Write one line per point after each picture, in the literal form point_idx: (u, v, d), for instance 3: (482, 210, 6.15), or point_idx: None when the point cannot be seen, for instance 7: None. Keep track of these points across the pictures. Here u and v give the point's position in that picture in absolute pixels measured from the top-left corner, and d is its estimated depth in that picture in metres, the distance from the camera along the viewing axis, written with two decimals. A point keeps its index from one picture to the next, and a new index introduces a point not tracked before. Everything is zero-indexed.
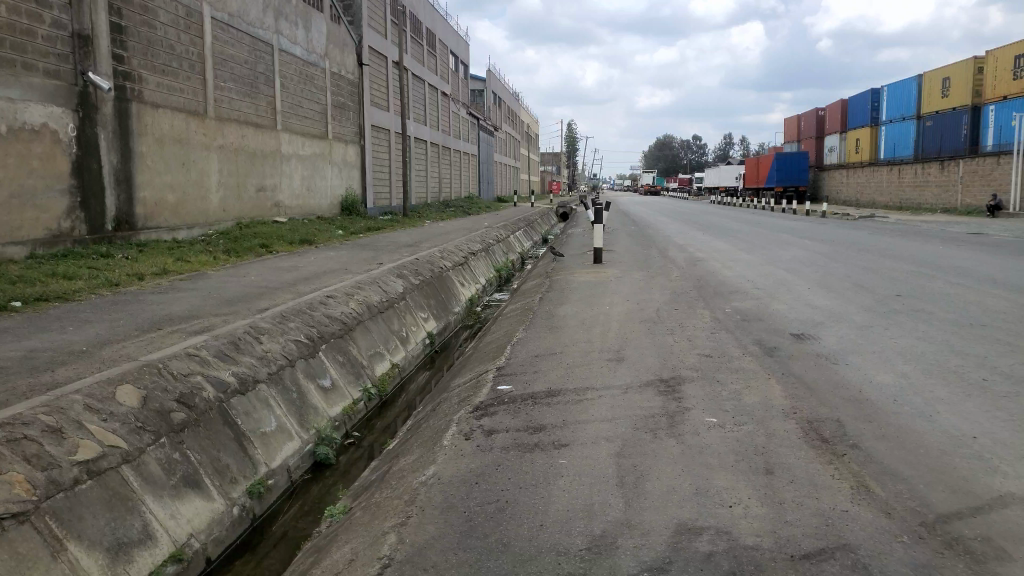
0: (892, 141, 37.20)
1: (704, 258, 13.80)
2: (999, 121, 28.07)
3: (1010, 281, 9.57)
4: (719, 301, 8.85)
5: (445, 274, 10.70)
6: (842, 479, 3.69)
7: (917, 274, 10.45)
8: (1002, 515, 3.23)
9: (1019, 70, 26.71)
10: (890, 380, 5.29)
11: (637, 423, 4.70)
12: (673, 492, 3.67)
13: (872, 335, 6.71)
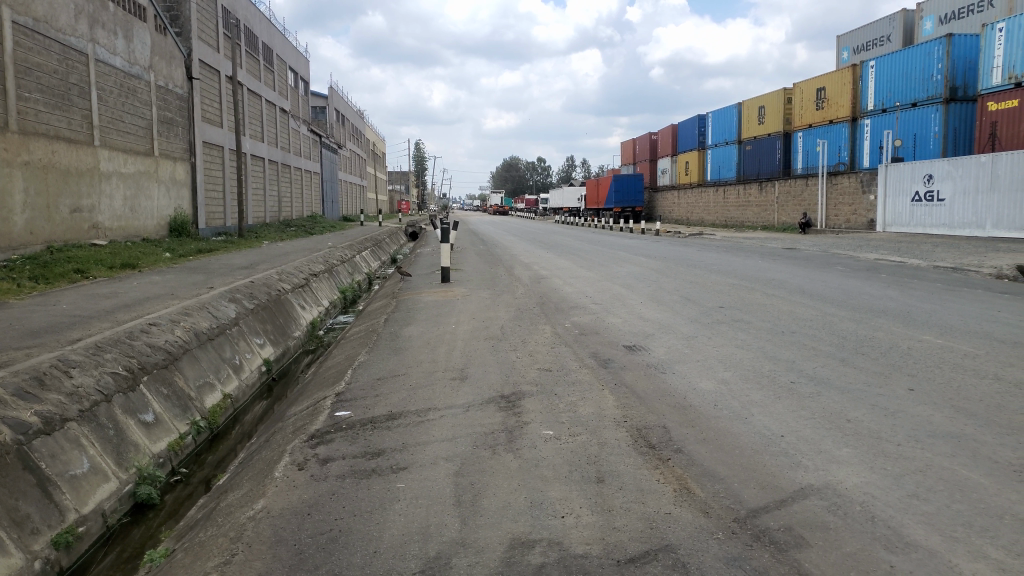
0: (717, 164, 40.11)
1: (546, 276, 14.21)
2: (806, 146, 30.94)
3: (816, 292, 10.54)
4: (558, 317, 9.12)
5: (283, 297, 10.29)
6: (667, 483, 3.88)
7: (739, 287, 11.27)
8: (802, 505, 3.52)
9: (821, 101, 29.54)
10: (711, 386, 5.66)
11: (476, 440, 4.72)
12: (508, 506, 3.70)
13: (696, 344, 7.16)
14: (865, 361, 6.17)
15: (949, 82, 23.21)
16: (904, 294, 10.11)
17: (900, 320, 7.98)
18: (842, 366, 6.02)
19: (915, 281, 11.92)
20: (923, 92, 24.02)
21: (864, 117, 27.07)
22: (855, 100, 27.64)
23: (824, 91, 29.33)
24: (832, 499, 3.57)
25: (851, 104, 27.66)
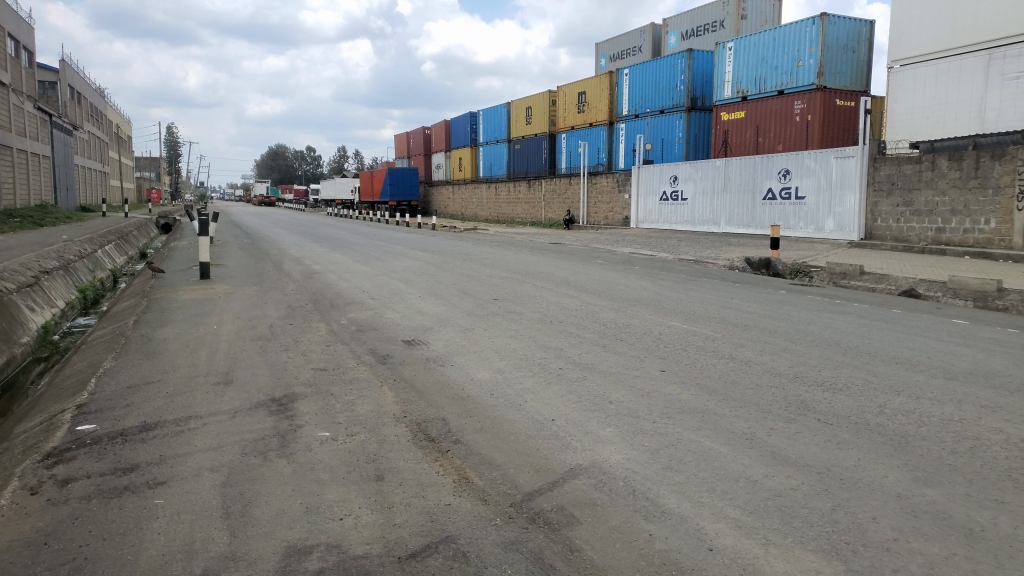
0: (488, 161, 41.35)
1: (319, 270, 13.76)
2: (569, 147, 32.90)
3: (581, 284, 11.23)
4: (333, 313, 8.85)
5: (6, 298, 8.92)
6: (446, 475, 3.91)
7: (510, 280, 11.70)
8: (573, 485, 3.72)
9: (582, 105, 31.60)
10: (487, 376, 5.81)
11: (245, 447, 4.43)
12: (283, 514, 3.51)
13: (472, 336, 7.32)
14: (624, 346, 6.68)
15: (690, 93, 25.85)
16: (654, 285, 11.09)
17: (652, 308, 8.75)
18: (605, 352, 6.47)
19: (665, 272, 13.10)
20: (669, 101, 26.55)
21: (619, 122, 29.36)
22: (612, 105, 29.89)
23: (584, 95, 31.40)
24: (599, 476, 3.81)
25: (608, 109, 29.86)
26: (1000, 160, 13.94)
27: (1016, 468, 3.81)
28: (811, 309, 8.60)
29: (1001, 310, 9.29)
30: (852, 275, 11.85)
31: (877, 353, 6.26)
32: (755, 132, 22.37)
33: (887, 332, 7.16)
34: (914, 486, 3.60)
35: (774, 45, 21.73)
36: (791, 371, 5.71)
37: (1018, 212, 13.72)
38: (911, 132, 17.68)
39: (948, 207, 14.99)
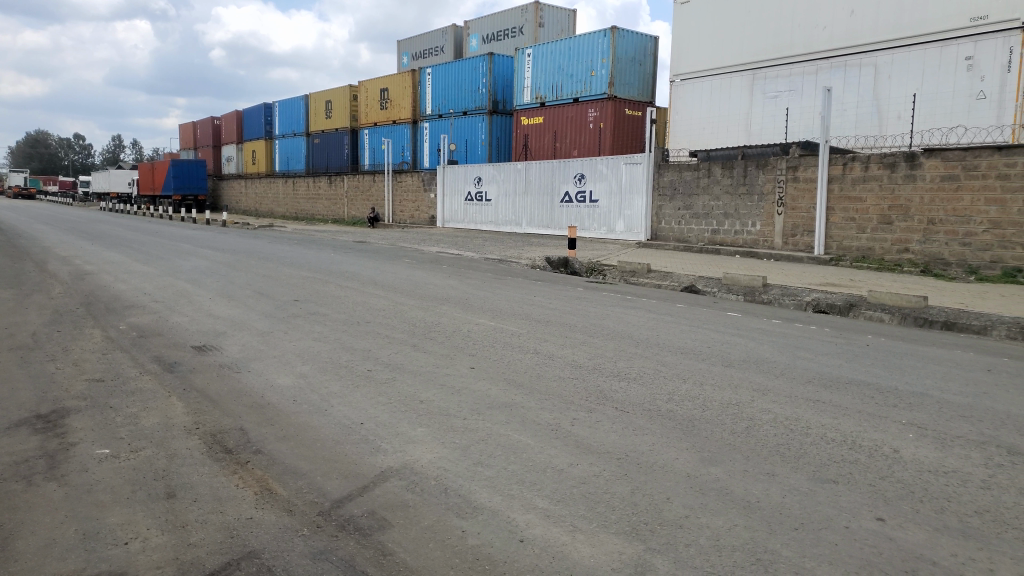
0: (286, 155, 39.65)
1: (92, 271, 12.38)
2: (371, 144, 32.40)
3: (387, 283, 11.06)
4: (110, 319, 7.99)
5: None
6: (246, 487, 3.66)
7: (313, 280, 11.29)
8: (383, 488, 3.64)
9: (385, 102, 31.27)
10: (290, 382, 5.53)
11: (3, 473, 3.86)
12: (54, 544, 3.11)
13: (272, 340, 6.95)
14: (433, 345, 6.67)
15: (491, 96, 26.46)
16: (460, 284, 11.21)
17: (458, 306, 8.84)
18: (413, 351, 6.43)
19: (470, 271, 13.30)
20: (471, 102, 27.02)
21: (422, 121, 29.41)
22: (415, 103, 29.88)
23: (387, 92, 31.10)
24: (410, 477, 3.76)
25: (411, 107, 29.82)
26: (764, 169, 15.66)
27: (782, 443, 4.29)
28: (607, 305, 9.12)
29: (766, 302, 10.47)
30: (641, 273, 12.71)
31: (666, 344, 6.77)
32: (552, 137, 23.37)
33: (673, 324, 7.79)
34: (700, 465, 3.93)
35: (570, 54, 22.85)
36: (590, 363, 6.01)
37: (778, 216, 15.51)
38: (690, 141, 19.51)
39: (721, 211, 16.61)
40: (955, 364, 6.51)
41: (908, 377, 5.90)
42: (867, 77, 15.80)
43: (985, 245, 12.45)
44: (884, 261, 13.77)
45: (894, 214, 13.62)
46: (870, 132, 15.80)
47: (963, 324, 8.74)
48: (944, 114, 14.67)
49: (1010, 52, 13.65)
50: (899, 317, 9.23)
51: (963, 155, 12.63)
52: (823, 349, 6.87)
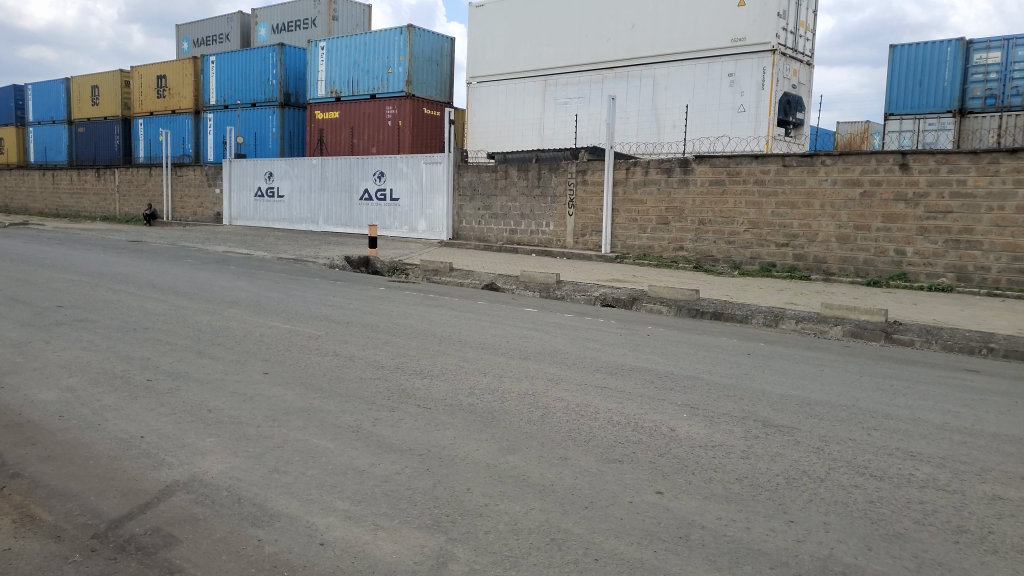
0: (43, 144, 35.33)
1: None
2: (147, 134, 29.79)
3: (169, 286, 10.24)
4: None
5: None
6: (3, 516, 3.25)
7: (80, 284, 10.16)
8: (168, 503, 3.40)
9: (162, 90, 28.89)
10: (54, 397, 4.97)
11: None
12: None
13: (31, 351, 6.18)
14: (222, 351, 6.29)
15: (283, 88, 25.41)
16: (252, 285, 10.66)
17: (251, 309, 8.40)
18: (200, 358, 6.02)
19: (262, 272, 12.70)
20: (260, 94, 25.76)
21: (206, 111, 27.57)
22: (198, 93, 27.93)
23: (164, 79, 28.75)
24: (199, 490, 3.54)
25: (193, 96, 27.84)
26: (556, 172, 16.45)
27: (574, 428, 4.56)
28: (408, 304, 9.13)
29: (560, 297, 11.01)
30: (443, 271, 12.84)
31: (466, 341, 6.90)
32: (349, 134, 22.93)
33: (473, 321, 7.97)
34: (498, 455, 4.07)
35: (366, 50, 22.52)
36: (391, 362, 5.98)
37: (569, 217, 16.36)
38: (487, 143, 20.02)
39: (518, 212, 17.22)
40: (721, 349, 7.27)
41: (682, 362, 6.51)
42: (646, 88, 17.14)
43: (746, 243, 14.01)
44: (662, 259, 15.02)
45: (670, 215, 14.89)
46: (649, 139, 17.14)
47: (729, 313, 9.77)
48: (711, 125, 16.27)
49: (764, 71, 15.47)
50: (676, 308, 10.11)
51: (727, 162, 14.08)
52: (610, 340, 7.37)
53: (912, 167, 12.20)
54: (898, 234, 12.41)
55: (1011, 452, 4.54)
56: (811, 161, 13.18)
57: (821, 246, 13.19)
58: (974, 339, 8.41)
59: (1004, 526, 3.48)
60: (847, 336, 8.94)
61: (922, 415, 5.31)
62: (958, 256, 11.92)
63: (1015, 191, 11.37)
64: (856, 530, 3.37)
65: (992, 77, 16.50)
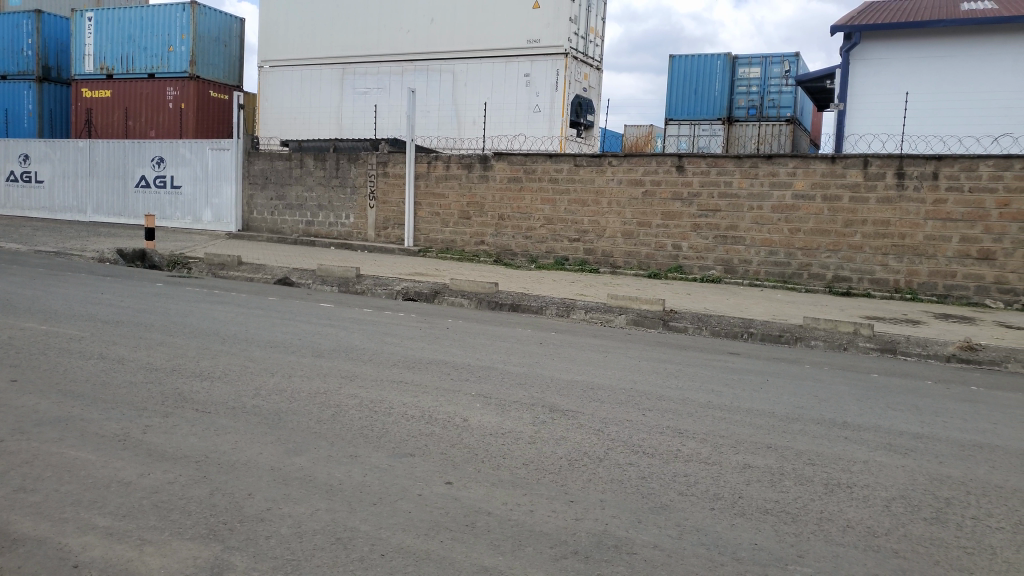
0: None
1: None
2: None
3: None
4: None
5: None
6: None
7: None
8: None
9: None
10: None
11: None
12: None
13: None
14: None
15: (40, 61, 22.67)
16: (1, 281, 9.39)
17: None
18: None
19: (16, 266, 11.25)
20: (13, 66, 22.80)
21: None
22: None
23: None
24: None
25: None
26: (355, 163, 16.13)
27: (366, 425, 4.48)
28: (191, 301, 8.52)
29: (359, 292, 10.80)
30: (231, 265, 12.12)
31: (254, 339, 6.56)
32: (123, 115, 20.95)
33: (263, 318, 7.61)
34: (284, 457, 3.91)
35: (141, 24, 20.65)
36: (168, 364, 5.55)
37: (370, 209, 16.12)
38: (281, 131, 19.17)
39: (315, 203, 16.67)
40: (516, 340, 7.51)
41: (477, 354, 6.64)
42: (446, 82, 17.27)
43: (541, 238, 14.60)
44: (464, 253, 15.27)
45: (471, 210, 15.15)
46: (449, 134, 17.31)
47: (525, 305, 10.11)
48: (509, 123, 16.75)
49: (557, 73, 16.17)
50: (476, 301, 10.30)
51: (524, 160, 14.56)
52: (408, 333, 7.35)
53: (687, 169, 13.34)
54: (675, 231, 13.52)
55: (760, 424, 5.12)
56: (600, 161, 13.98)
57: (608, 241, 14.06)
58: (738, 325, 9.37)
59: (752, 490, 3.92)
60: (630, 324, 9.61)
61: (690, 395, 5.82)
62: (725, 251, 13.22)
63: (770, 193, 12.80)
64: (629, 504, 3.63)
65: (754, 89, 18.55)
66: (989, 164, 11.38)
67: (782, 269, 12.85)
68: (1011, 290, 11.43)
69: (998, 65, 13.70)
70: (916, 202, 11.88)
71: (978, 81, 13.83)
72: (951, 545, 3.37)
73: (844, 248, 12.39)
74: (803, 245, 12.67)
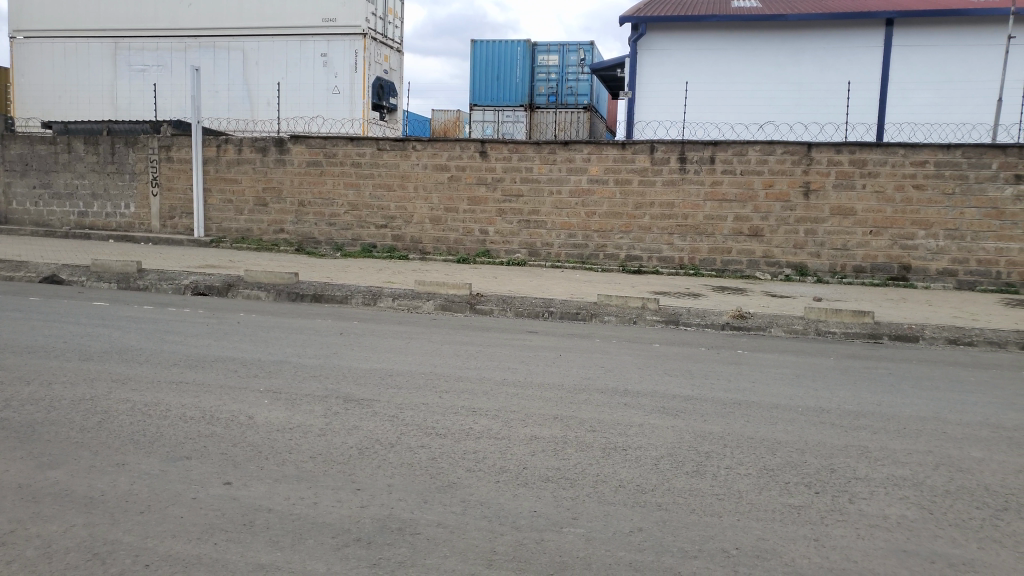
0: None
1: None
2: None
3: None
4: None
5: None
6: None
7: None
8: None
9: None
10: None
11: None
12: None
13: None
14: None
15: None
16: None
17: None
18: None
19: None
20: None
21: None
22: None
23: None
24: None
25: None
26: (134, 147, 14.84)
27: (137, 430, 4.17)
28: None
29: (143, 288, 9.98)
30: None
31: (6, 345, 5.86)
32: None
33: (19, 321, 6.82)
34: (35, 472, 3.54)
35: None
36: None
37: (153, 197, 14.93)
38: (44, 112, 17.32)
39: (88, 191, 15.17)
40: (314, 331, 7.31)
41: (270, 348, 6.38)
42: (235, 61, 16.35)
43: (345, 224, 14.29)
44: (262, 242, 14.60)
45: (268, 196, 14.50)
46: (242, 116, 16.45)
47: (329, 295, 9.86)
48: (306, 105, 16.18)
49: (355, 55, 15.80)
50: (275, 293, 9.89)
51: (324, 144, 14.14)
52: (195, 330, 6.91)
53: (489, 154, 13.60)
54: (480, 215, 13.78)
55: (550, 397, 5.37)
56: (402, 146, 13.89)
57: (415, 226, 14.06)
58: (539, 304, 9.75)
59: (536, 460, 4.10)
60: (437, 309, 9.68)
61: (487, 374, 5.99)
62: (528, 234, 13.67)
63: (568, 178, 13.38)
64: (416, 486, 3.66)
65: (552, 77, 19.22)
66: (756, 149, 12.60)
67: (580, 250, 13.52)
68: (776, 262, 12.84)
69: (762, 59, 15.16)
70: (696, 184, 12.93)
71: (745, 73, 15.26)
72: (707, 493, 3.73)
73: (635, 229, 13.25)
74: (598, 227, 13.38)
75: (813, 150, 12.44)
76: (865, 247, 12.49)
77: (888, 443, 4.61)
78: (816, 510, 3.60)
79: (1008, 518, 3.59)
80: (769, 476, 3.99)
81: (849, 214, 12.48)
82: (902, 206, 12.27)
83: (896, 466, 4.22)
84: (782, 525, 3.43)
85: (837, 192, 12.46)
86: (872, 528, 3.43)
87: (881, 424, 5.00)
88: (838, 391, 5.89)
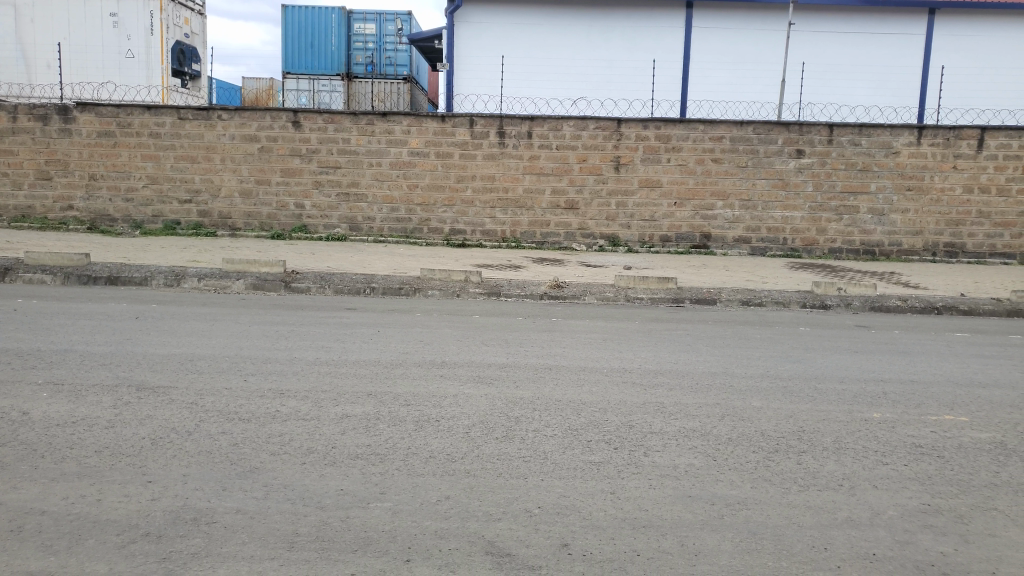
0: None
1: None
2: None
3: None
4: None
5: None
6: None
7: None
8: None
9: None
10: None
11: None
12: None
13: None
14: None
15: None
16: None
17: None
18: None
19: None
20: None
21: None
22: None
23: None
24: None
25: None
26: None
27: None
28: None
29: None
30: None
31: None
32: None
33: None
34: None
35: None
36: None
37: None
38: None
39: None
40: (105, 316, 6.72)
41: (51, 337, 5.79)
42: (6, 17, 14.57)
43: (146, 200, 13.24)
44: (48, 220, 13.20)
45: (52, 169, 13.10)
46: (18, 80, 14.74)
47: (126, 277, 9.10)
48: (95, 69, 14.75)
49: (151, 16, 14.57)
50: (61, 276, 8.99)
51: (116, 112, 12.95)
52: None
53: (303, 125, 13.06)
54: (296, 189, 13.26)
55: (364, 373, 5.30)
56: (207, 114, 13.02)
57: (224, 201, 13.28)
58: (360, 281, 9.56)
59: (346, 438, 4.03)
60: (249, 288, 9.23)
61: (299, 354, 5.80)
62: (348, 208, 13.34)
63: (388, 150, 13.17)
64: (214, 474, 3.49)
65: (370, 46, 18.83)
66: (570, 124, 13.04)
67: (403, 224, 13.40)
68: (591, 234, 13.43)
69: (575, 36, 15.65)
70: (515, 158, 13.18)
71: (559, 49, 15.70)
72: (514, 457, 3.85)
73: (458, 203, 13.33)
74: (420, 201, 13.33)
75: (622, 125, 13.06)
76: (671, 218, 13.35)
77: (681, 398, 4.99)
78: (613, 465, 3.82)
79: (778, 459, 4.00)
80: (573, 436, 4.19)
81: (656, 186, 13.26)
82: (702, 178, 13.21)
83: (687, 419, 4.57)
84: (582, 481, 3.61)
85: (645, 165, 13.18)
86: (662, 477, 3.71)
87: (676, 380, 5.40)
88: (640, 352, 6.29)
